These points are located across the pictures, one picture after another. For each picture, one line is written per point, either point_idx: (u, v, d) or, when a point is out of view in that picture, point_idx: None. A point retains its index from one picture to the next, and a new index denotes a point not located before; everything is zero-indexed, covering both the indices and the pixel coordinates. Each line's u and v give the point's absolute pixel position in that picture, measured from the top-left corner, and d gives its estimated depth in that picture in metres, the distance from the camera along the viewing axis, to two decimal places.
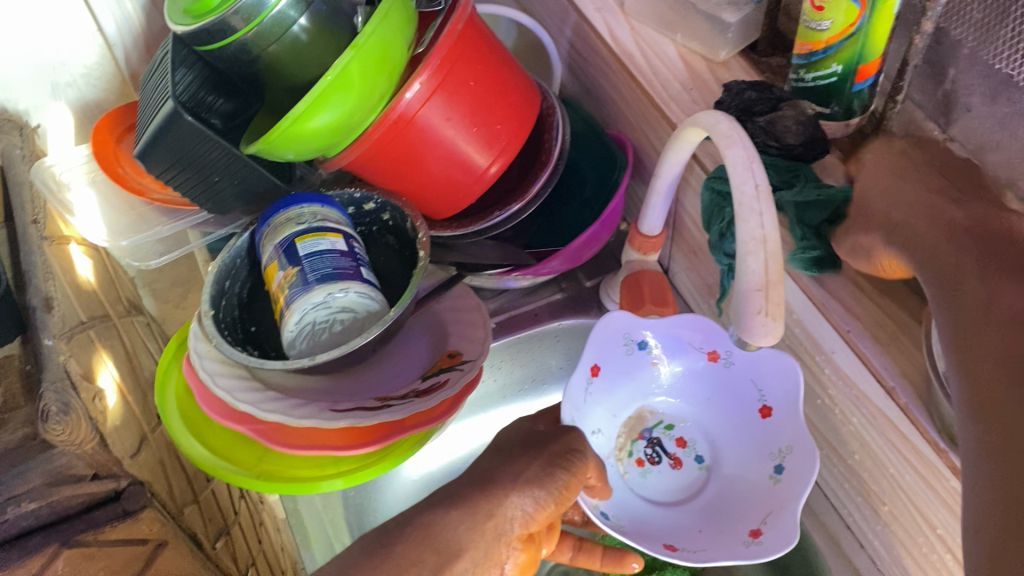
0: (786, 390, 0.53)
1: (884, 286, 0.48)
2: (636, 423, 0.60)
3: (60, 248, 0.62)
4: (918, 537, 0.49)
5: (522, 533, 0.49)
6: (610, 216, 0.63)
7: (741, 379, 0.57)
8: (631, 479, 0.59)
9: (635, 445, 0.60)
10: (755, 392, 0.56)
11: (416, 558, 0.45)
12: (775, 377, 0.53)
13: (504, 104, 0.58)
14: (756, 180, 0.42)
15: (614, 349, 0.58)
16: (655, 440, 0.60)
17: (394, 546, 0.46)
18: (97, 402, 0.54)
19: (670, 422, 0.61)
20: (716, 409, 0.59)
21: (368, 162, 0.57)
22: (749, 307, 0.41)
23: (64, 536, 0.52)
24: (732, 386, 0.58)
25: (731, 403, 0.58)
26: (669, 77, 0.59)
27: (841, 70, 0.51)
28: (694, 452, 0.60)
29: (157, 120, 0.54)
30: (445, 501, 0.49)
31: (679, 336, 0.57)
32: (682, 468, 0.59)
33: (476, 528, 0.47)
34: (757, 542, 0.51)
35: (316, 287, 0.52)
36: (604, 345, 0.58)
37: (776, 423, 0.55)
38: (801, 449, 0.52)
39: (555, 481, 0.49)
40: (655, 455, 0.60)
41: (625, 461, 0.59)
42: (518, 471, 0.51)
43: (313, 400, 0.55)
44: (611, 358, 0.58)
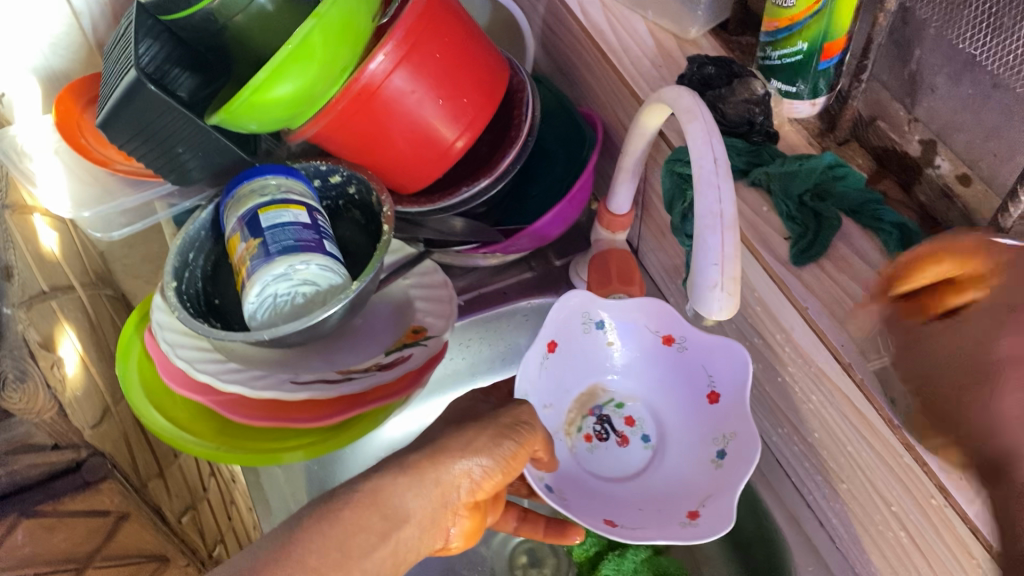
0: (736, 373, 0.54)
1: (841, 262, 0.49)
2: (587, 399, 0.61)
3: (22, 217, 0.60)
4: (875, 515, 0.49)
5: (468, 500, 0.48)
6: (578, 193, 0.63)
7: (695, 364, 0.58)
8: (579, 453, 0.59)
9: (585, 421, 0.61)
10: (705, 377, 0.57)
11: (365, 524, 0.43)
12: (724, 362, 0.55)
13: (473, 78, 0.58)
14: (713, 154, 0.43)
15: (573, 325, 0.60)
16: (604, 417, 0.61)
17: (342, 510, 0.43)
18: (55, 371, 0.55)
19: (620, 400, 0.61)
20: (668, 389, 0.60)
21: (333, 135, 0.57)
22: (705, 280, 0.41)
23: (25, 504, 0.52)
24: (683, 371, 0.59)
25: (682, 387, 0.59)
26: (639, 54, 0.59)
27: (807, 48, 0.51)
28: (640, 431, 0.60)
29: (119, 90, 0.53)
30: (392, 459, 0.47)
31: (635, 320, 0.60)
32: (629, 446, 0.60)
33: (425, 495, 0.46)
34: (694, 523, 0.51)
35: (277, 258, 0.52)
36: (561, 321, 0.60)
37: (723, 409, 0.56)
38: (746, 438, 0.53)
39: (502, 450, 0.49)
40: (603, 432, 0.60)
41: (573, 436, 0.60)
42: (462, 434, 0.49)
43: (273, 371, 0.55)
44: (568, 334, 0.60)
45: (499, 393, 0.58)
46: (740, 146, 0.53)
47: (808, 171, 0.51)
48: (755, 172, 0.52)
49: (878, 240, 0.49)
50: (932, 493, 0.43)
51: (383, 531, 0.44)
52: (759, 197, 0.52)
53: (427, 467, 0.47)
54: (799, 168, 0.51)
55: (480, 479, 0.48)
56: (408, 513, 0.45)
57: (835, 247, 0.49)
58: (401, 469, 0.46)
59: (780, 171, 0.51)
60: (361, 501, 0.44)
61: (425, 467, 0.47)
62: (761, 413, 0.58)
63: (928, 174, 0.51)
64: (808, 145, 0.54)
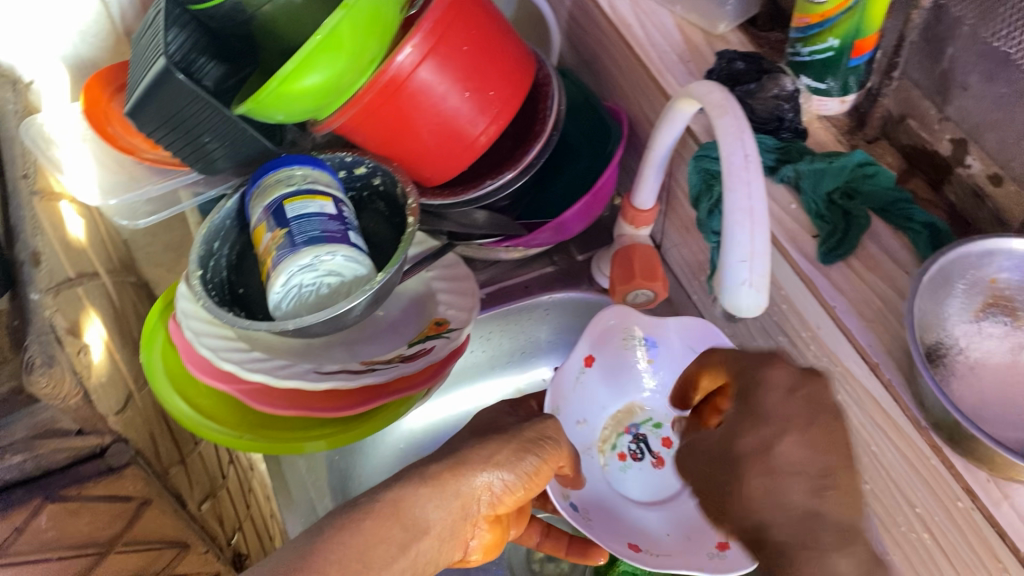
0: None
1: (870, 261, 0.49)
2: (625, 417, 0.65)
3: (50, 204, 0.61)
4: (899, 516, 0.48)
5: (488, 514, 0.49)
6: (603, 188, 0.63)
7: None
8: (611, 471, 0.62)
9: (621, 440, 0.64)
10: None
11: (385, 535, 0.44)
12: None
13: (500, 71, 0.58)
14: (744, 150, 0.43)
15: (613, 342, 0.64)
16: (641, 436, 0.65)
17: (363, 520, 0.44)
18: (81, 356, 0.55)
19: (658, 420, 0.65)
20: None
21: (359, 127, 0.57)
22: (734, 277, 0.41)
23: (48, 490, 0.54)
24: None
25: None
26: (667, 48, 0.59)
27: (838, 44, 0.50)
28: (676, 454, 0.63)
29: (148, 78, 0.53)
30: (414, 469, 0.48)
31: (675, 342, 0.63)
32: (663, 467, 0.63)
33: (445, 506, 0.46)
34: (721, 555, 0.53)
35: (303, 249, 0.52)
36: (601, 337, 0.64)
37: None
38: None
39: (525, 465, 0.49)
40: (637, 451, 0.64)
41: (607, 453, 0.63)
42: (483, 447, 0.50)
43: (297, 361, 0.55)
44: (607, 350, 0.64)
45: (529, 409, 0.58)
46: (770, 143, 0.52)
47: (838, 169, 0.50)
48: (783, 169, 0.52)
49: (906, 239, 0.49)
50: (957, 494, 0.42)
51: (404, 541, 0.44)
52: (787, 194, 0.52)
53: (449, 479, 0.47)
54: (828, 166, 0.50)
55: (501, 493, 0.49)
56: (428, 523, 0.46)
57: (863, 245, 0.49)
58: (421, 480, 0.46)
59: (810, 168, 0.50)
60: (382, 511, 0.45)
61: (445, 477, 0.47)
62: None
63: (959, 174, 0.51)
64: (837, 143, 0.54)
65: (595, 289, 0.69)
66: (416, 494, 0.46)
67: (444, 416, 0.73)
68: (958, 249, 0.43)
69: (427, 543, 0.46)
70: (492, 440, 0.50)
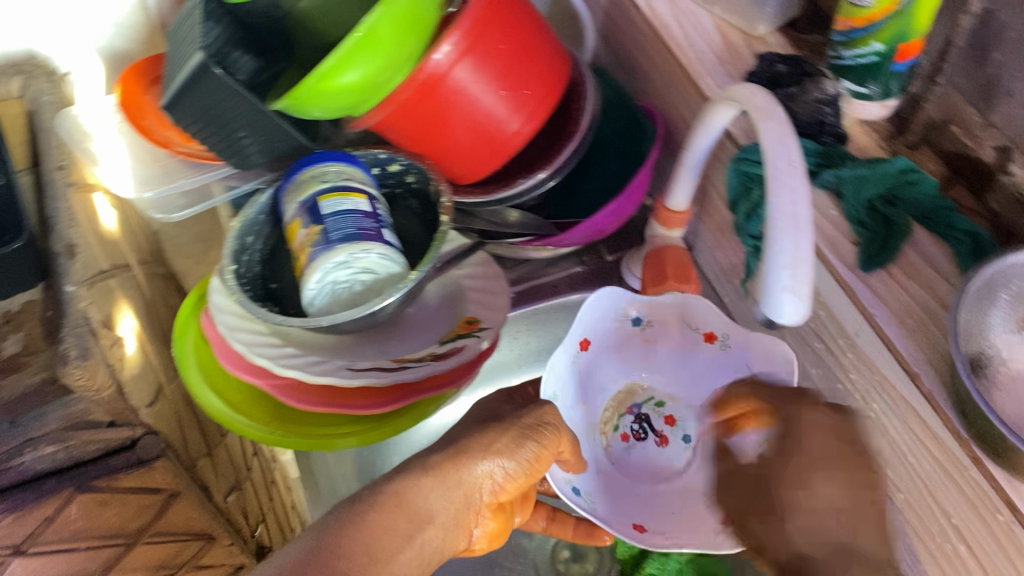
0: (779, 379, 0.54)
1: (910, 268, 0.48)
2: (626, 397, 0.64)
3: (84, 195, 0.62)
4: (933, 527, 0.48)
5: (492, 501, 0.50)
6: (637, 188, 0.62)
7: (734, 365, 0.59)
8: (614, 451, 0.62)
9: (623, 420, 0.63)
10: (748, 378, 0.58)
11: (390, 526, 0.43)
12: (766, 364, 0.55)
13: (537, 70, 0.57)
14: (789, 156, 0.42)
15: (607, 324, 0.61)
16: (643, 415, 0.63)
17: (366, 511, 0.43)
18: (115, 349, 0.56)
19: (661, 398, 0.64)
20: (709, 388, 0.61)
21: (394, 124, 0.57)
22: (777, 283, 0.40)
23: (80, 480, 0.56)
24: (725, 369, 0.60)
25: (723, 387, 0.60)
26: (705, 49, 0.58)
27: (882, 49, 0.50)
28: (681, 431, 0.62)
29: (186, 71, 0.53)
30: (415, 460, 0.48)
31: (673, 319, 0.61)
32: (667, 445, 0.62)
33: (448, 496, 0.47)
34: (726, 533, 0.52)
35: (338, 246, 0.52)
36: (597, 321, 0.61)
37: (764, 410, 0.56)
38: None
39: (524, 452, 0.50)
40: (640, 431, 0.63)
41: (609, 434, 0.63)
42: (484, 436, 0.50)
43: (330, 357, 0.55)
44: (602, 333, 0.62)
45: (523, 395, 0.59)
46: (811, 147, 0.52)
47: (880, 176, 0.50)
48: (823, 174, 0.51)
49: (948, 248, 0.48)
50: (999, 508, 0.41)
51: (409, 532, 0.44)
52: (828, 200, 0.52)
53: (450, 468, 0.48)
54: (871, 172, 0.50)
55: (503, 482, 0.50)
56: (432, 513, 0.46)
57: (903, 252, 0.49)
58: (424, 470, 0.47)
59: (851, 175, 0.50)
60: (387, 502, 0.44)
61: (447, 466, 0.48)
62: None
63: (1002, 182, 0.49)
64: (878, 148, 0.53)
65: (624, 290, 0.69)
66: (420, 485, 0.46)
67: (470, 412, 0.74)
68: (1004, 260, 0.43)
69: (432, 533, 0.45)
70: (491, 428, 0.50)
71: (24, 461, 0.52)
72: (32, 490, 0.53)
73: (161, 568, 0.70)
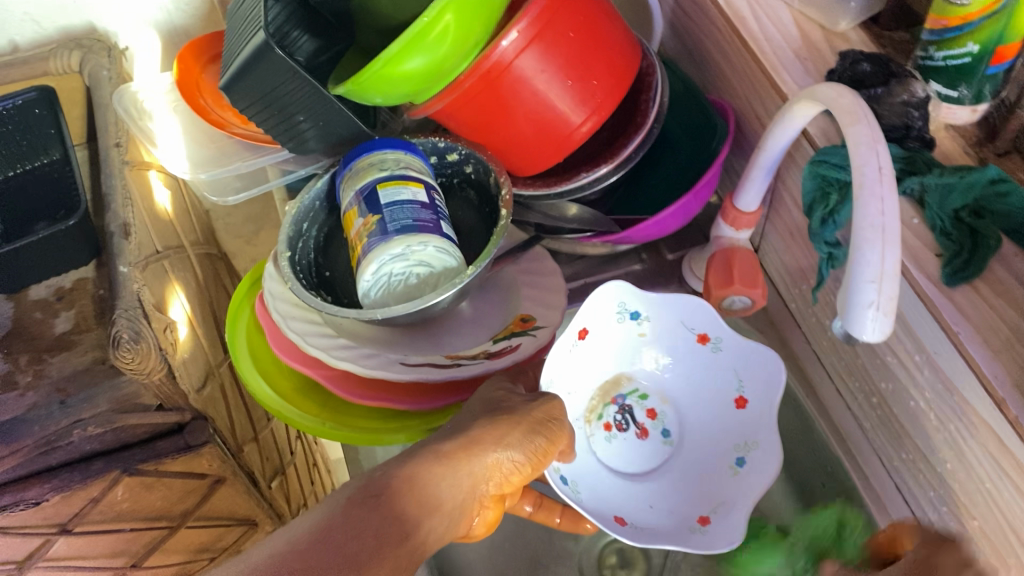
0: (772, 386, 0.55)
1: (997, 286, 0.45)
2: (611, 387, 0.61)
3: (140, 173, 0.62)
4: (1010, 558, 0.45)
5: (496, 493, 0.48)
6: (704, 186, 0.60)
7: (725, 368, 0.58)
8: (595, 442, 0.59)
9: (606, 409, 0.60)
10: (734, 381, 0.58)
11: (401, 512, 0.40)
12: (757, 369, 0.56)
13: (605, 60, 0.55)
14: (879, 163, 0.40)
15: (606, 315, 0.59)
16: (626, 407, 0.60)
17: (379, 497, 0.41)
18: (167, 334, 0.54)
19: (646, 392, 0.61)
20: (695, 387, 0.60)
21: (456, 112, 0.55)
22: (860, 299, 0.38)
23: (126, 464, 0.55)
24: (714, 370, 0.59)
25: (708, 385, 0.59)
26: (783, 44, 0.55)
27: (978, 50, 0.47)
28: (662, 425, 0.60)
29: (246, 52, 0.52)
30: (425, 445, 0.46)
31: (674, 316, 0.59)
32: (648, 438, 0.59)
33: (456, 485, 0.44)
34: (703, 531, 0.53)
35: (395, 237, 0.50)
36: (596, 309, 0.59)
37: (750, 415, 0.56)
38: (771, 450, 0.54)
39: (534, 445, 0.48)
40: (623, 422, 0.60)
41: (592, 423, 0.60)
42: (497, 426, 0.48)
43: (383, 350, 0.54)
44: (600, 324, 0.60)
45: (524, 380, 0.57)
46: (895, 152, 0.49)
47: (968, 185, 0.46)
48: (907, 180, 0.48)
49: None
50: None
51: (417, 516, 0.41)
52: (910, 208, 0.49)
53: (462, 456, 0.46)
54: (958, 181, 0.46)
55: (511, 473, 0.48)
56: (439, 501, 0.43)
57: (991, 267, 0.46)
58: (436, 458, 0.45)
59: (937, 183, 0.47)
60: (397, 487, 0.42)
61: (459, 455, 0.46)
62: (882, 433, 0.55)
63: None
64: (967, 156, 0.50)
65: (682, 290, 0.67)
66: (431, 472, 0.44)
67: None
68: None
69: (440, 521, 0.43)
70: (502, 419, 0.48)
71: (71, 442, 0.50)
72: (79, 471, 0.53)
73: (201, 551, 0.71)
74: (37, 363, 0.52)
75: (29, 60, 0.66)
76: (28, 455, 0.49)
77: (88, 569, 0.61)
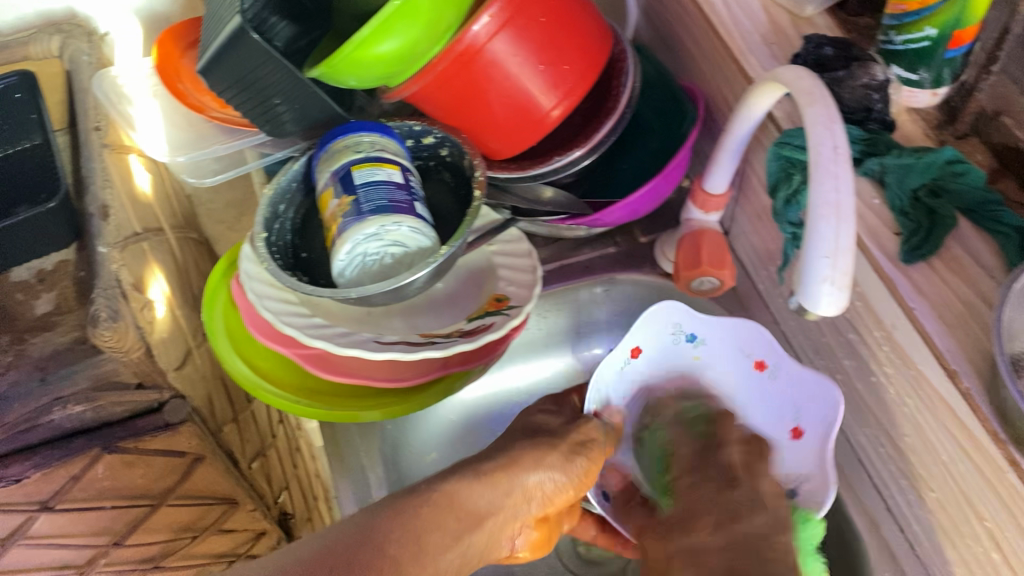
0: (823, 412, 0.55)
1: (952, 263, 0.46)
2: None
3: (119, 157, 0.63)
4: (964, 527, 0.47)
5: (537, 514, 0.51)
6: (674, 169, 0.61)
7: (783, 396, 0.59)
8: None
9: None
10: (791, 413, 0.58)
11: (439, 522, 0.44)
12: (813, 400, 0.56)
13: (575, 44, 0.56)
14: (834, 142, 0.41)
15: (663, 335, 0.63)
16: None
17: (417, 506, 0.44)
18: (145, 312, 0.56)
19: None
20: (749, 413, 0.61)
21: (430, 96, 0.56)
22: (814, 273, 0.39)
23: (106, 441, 0.56)
24: (773, 397, 0.60)
25: (764, 409, 0.60)
26: (750, 29, 0.57)
27: (935, 34, 0.48)
28: None
29: (223, 36, 0.52)
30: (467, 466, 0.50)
31: (733, 340, 0.61)
32: None
33: (497, 500, 0.49)
34: None
35: (369, 217, 0.51)
36: (651, 333, 0.62)
37: (804, 445, 0.56)
38: (821, 485, 0.53)
39: (575, 467, 0.53)
40: None
41: None
42: (536, 452, 0.53)
43: (356, 329, 0.55)
44: (657, 344, 0.63)
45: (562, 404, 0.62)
46: (855, 134, 0.50)
47: (926, 166, 0.47)
48: (867, 162, 0.49)
49: (994, 243, 0.46)
50: None
51: (457, 531, 0.45)
52: (871, 187, 0.50)
53: (501, 476, 0.50)
54: (916, 162, 0.47)
55: (551, 493, 0.52)
56: (481, 515, 0.47)
57: (948, 246, 0.47)
58: (476, 477, 0.49)
59: (896, 163, 0.48)
60: (438, 503, 0.45)
61: (498, 475, 0.50)
62: (847, 411, 0.56)
63: None
64: (926, 138, 0.51)
65: (655, 272, 0.69)
66: (470, 489, 0.48)
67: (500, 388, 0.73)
68: None
69: (479, 536, 0.46)
70: (543, 443, 0.54)
71: (52, 420, 0.51)
72: (60, 449, 0.54)
73: (184, 530, 0.72)
74: (19, 344, 0.53)
75: (8, 44, 0.67)
76: (8, 432, 0.50)
77: (73, 547, 0.62)
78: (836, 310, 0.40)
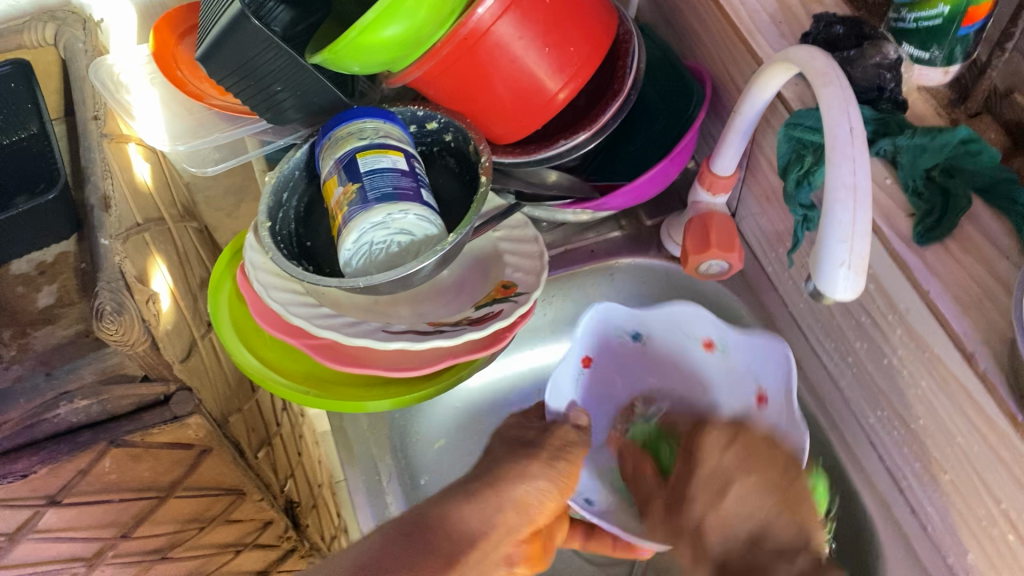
0: (781, 372, 0.59)
1: (967, 244, 0.46)
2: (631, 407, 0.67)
3: (119, 147, 0.62)
4: (979, 509, 0.46)
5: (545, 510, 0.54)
6: (681, 152, 0.60)
7: (737, 367, 0.63)
8: None
9: None
10: (752, 380, 0.62)
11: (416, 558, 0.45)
12: (771, 364, 0.60)
13: (580, 26, 0.55)
14: (850, 123, 0.40)
15: (609, 340, 0.66)
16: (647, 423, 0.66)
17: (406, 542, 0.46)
18: (150, 306, 0.54)
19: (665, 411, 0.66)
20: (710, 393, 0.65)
21: (434, 80, 0.55)
22: (831, 258, 0.39)
23: (113, 435, 0.55)
24: (729, 372, 0.63)
25: (725, 386, 0.64)
26: (758, 9, 0.55)
27: (949, 11, 0.47)
28: None
29: (220, 24, 0.51)
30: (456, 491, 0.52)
31: (676, 326, 0.65)
32: None
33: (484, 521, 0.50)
34: None
35: (375, 206, 0.50)
36: (598, 339, 0.66)
37: (770, 408, 0.60)
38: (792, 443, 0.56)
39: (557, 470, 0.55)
40: None
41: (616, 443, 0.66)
42: (520, 462, 0.54)
43: (364, 319, 0.55)
44: (607, 351, 0.67)
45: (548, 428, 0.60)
46: (867, 114, 0.49)
47: (941, 146, 0.45)
48: (881, 142, 0.48)
49: (1007, 221, 0.46)
50: None
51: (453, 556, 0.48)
52: (883, 168, 0.49)
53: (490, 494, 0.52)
54: (931, 143, 0.45)
55: (541, 501, 0.53)
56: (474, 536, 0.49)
57: (962, 226, 0.46)
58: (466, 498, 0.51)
59: (910, 143, 0.46)
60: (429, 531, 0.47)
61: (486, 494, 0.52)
62: (859, 393, 0.56)
63: None
64: (938, 118, 0.51)
65: (661, 256, 0.68)
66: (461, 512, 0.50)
67: (506, 376, 0.73)
68: None
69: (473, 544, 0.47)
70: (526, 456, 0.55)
71: (58, 415, 0.51)
72: (67, 443, 0.53)
73: (192, 521, 0.72)
74: (22, 337, 0.53)
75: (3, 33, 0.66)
76: (15, 427, 0.50)
77: (79, 540, 0.62)
78: (854, 293, 0.40)
